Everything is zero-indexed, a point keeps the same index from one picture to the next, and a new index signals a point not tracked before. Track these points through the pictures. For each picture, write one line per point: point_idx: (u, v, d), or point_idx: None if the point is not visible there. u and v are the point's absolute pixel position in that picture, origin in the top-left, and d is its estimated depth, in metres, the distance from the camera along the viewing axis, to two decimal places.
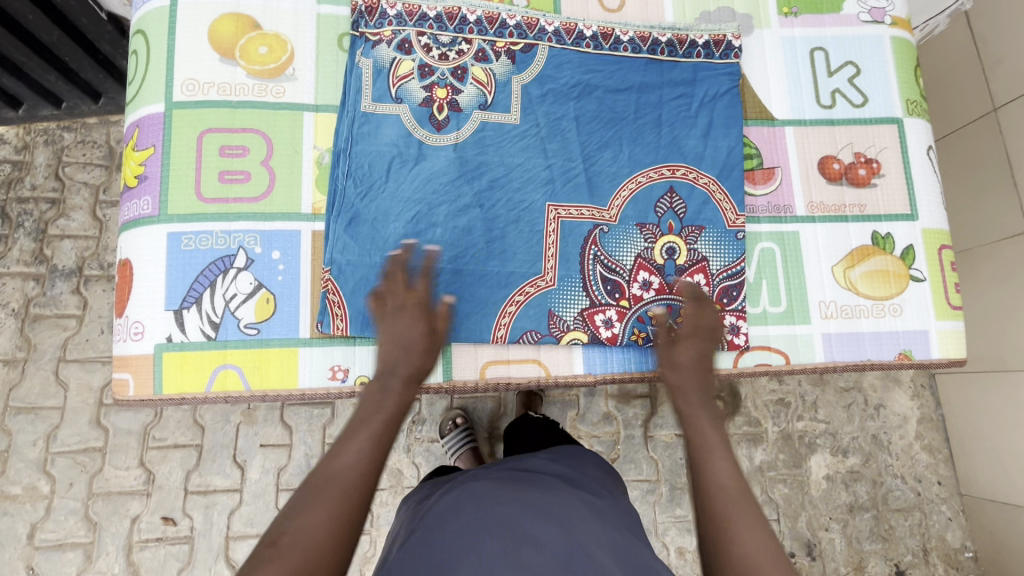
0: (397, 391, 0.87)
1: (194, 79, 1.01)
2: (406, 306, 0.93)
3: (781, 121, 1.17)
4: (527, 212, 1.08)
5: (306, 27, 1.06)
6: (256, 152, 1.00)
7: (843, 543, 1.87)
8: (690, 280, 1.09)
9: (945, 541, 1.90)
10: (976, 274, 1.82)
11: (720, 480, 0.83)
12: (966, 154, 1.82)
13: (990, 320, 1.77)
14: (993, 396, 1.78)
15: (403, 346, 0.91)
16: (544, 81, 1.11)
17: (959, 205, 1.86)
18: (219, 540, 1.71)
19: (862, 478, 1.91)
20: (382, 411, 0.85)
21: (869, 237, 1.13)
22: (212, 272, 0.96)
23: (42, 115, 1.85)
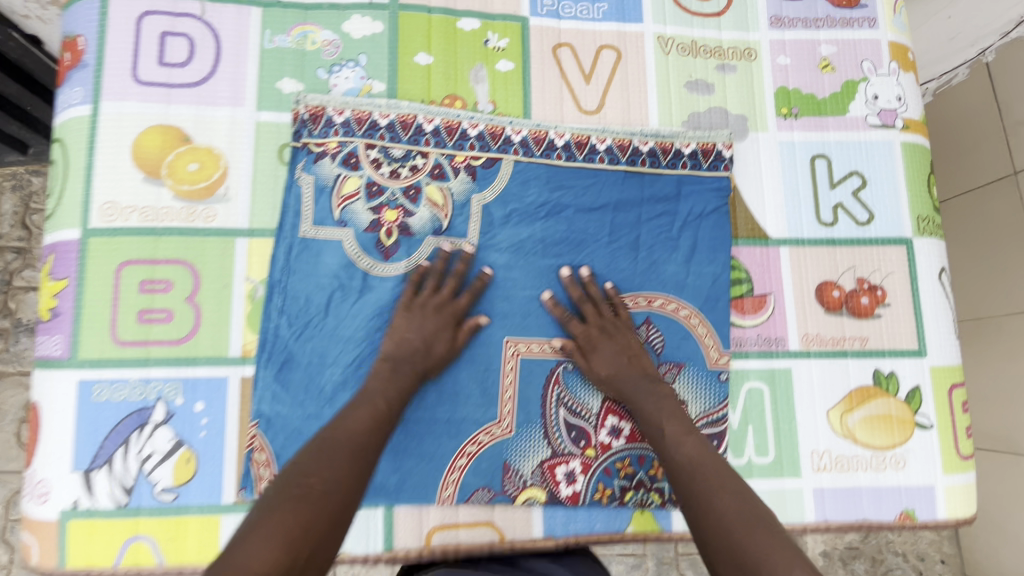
0: (411, 375, 0.88)
1: (114, 201, 0.91)
2: (440, 309, 0.92)
3: (775, 241, 1.05)
4: (482, 350, 0.96)
5: (243, 139, 0.95)
6: (180, 288, 0.90)
7: None
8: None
9: None
10: (989, 347, 1.66)
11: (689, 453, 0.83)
12: (982, 220, 1.67)
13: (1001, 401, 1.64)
14: (1005, 480, 1.64)
15: (424, 338, 0.90)
16: (507, 199, 1.00)
17: (972, 273, 1.70)
18: None
19: (862, 556, 1.77)
20: (395, 389, 0.86)
21: (871, 377, 1.01)
22: (126, 427, 0.86)
23: (6, 161, 1.45)
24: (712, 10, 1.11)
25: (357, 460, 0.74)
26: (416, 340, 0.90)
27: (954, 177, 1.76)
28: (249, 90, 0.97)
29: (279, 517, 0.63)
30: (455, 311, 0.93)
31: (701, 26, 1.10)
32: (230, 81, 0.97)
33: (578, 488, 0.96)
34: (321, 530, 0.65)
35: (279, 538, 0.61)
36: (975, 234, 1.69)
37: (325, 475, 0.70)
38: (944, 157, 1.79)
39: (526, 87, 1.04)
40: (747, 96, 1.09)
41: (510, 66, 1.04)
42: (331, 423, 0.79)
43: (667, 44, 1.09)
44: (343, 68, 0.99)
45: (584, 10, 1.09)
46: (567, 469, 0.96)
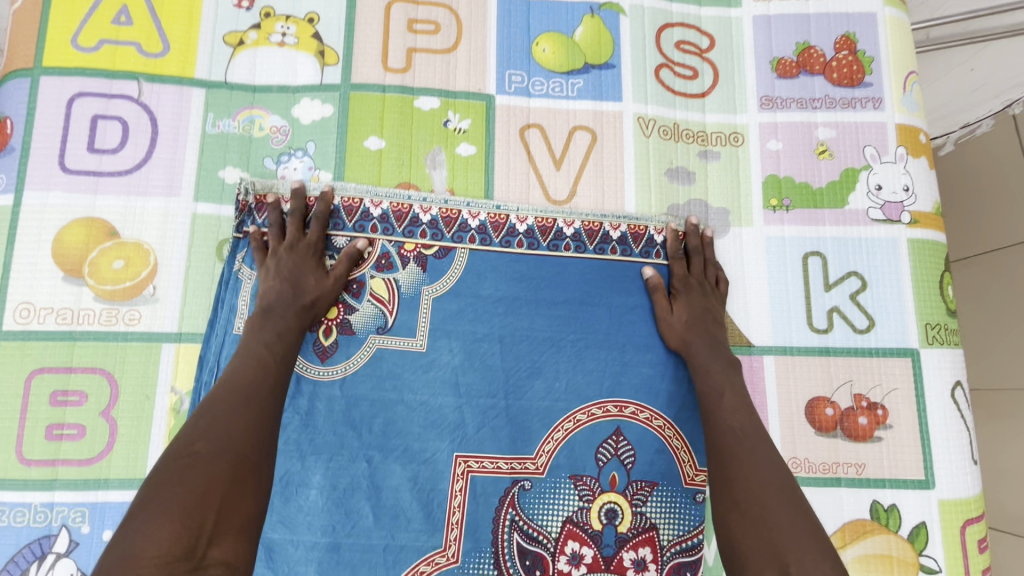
0: (292, 317, 0.81)
1: (30, 302, 0.83)
2: (296, 245, 0.85)
3: (759, 348, 0.94)
4: (427, 466, 0.86)
5: (175, 232, 0.88)
6: (96, 398, 0.82)
7: None
8: (633, 554, 0.88)
9: None
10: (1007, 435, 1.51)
11: (729, 422, 0.80)
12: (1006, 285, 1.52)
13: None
14: None
15: (290, 282, 0.83)
16: (461, 293, 0.91)
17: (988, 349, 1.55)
18: None
19: None
20: (274, 340, 0.79)
21: (869, 509, 0.90)
22: (26, 557, 0.78)
23: None
24: (697, 90, 1.02)
25: (250, 417, 0.68)
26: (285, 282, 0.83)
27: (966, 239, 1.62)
28: (185, 178, 0.90)
29: (169, 489, 0.57)
30: (312, 244, 0.86)
31: (684, 108, 1.01)
32: (165, 168, 0.90)
33: None
34: (223, 496, 0.59)
35: (173, 512, 0.55)
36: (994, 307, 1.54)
37: (212, 437, 0.63)
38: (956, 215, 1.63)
39: (490, 174, 0.96)
40: (734, 184, 0.99)
41: (471, 151, 0.96)
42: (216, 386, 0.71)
43: (647, 126, 1.00)
44: (292, 158, 0.92)
45: (556, 87, 1.00)
46: None
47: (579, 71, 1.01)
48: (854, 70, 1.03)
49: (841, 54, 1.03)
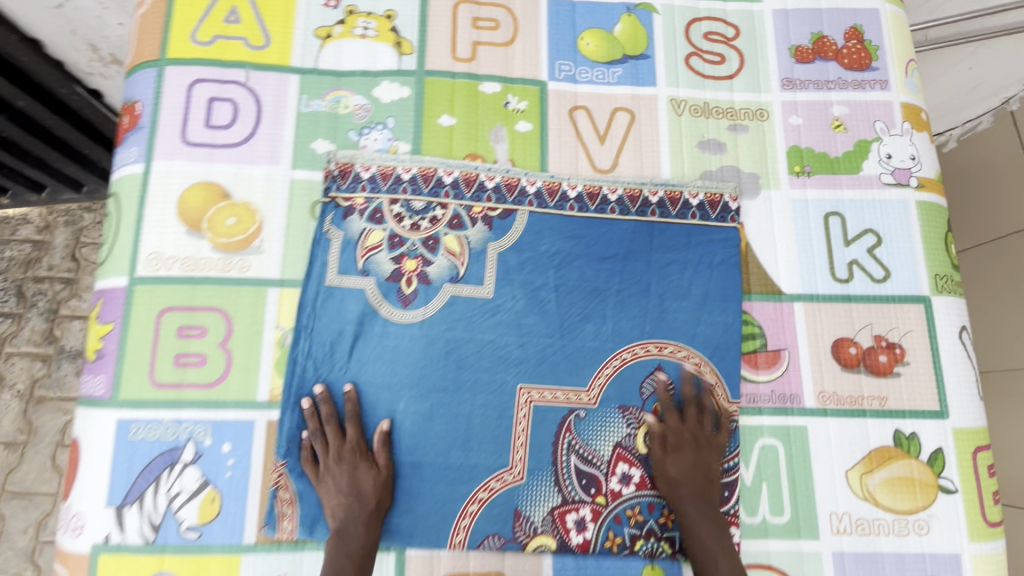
0: (362, 530, 0.87)
1: (159, 252, 0.98)
2: (343, 458, 0.91)
3: (789, 296, 1.06)
4: (496, 395, 0.98)
5: (278, 194, 1.02)
6: (214, 332, 0.96)
7: None
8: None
9: None
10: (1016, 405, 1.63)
11: None
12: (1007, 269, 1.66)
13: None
14: None
15: (356, 495, 0.89)
16: (522, 248, 1.03)
17: (997, 328, 1.68)
18: None
19: None
20: (352, 559, 0.85)
21: (891, 437, 1.00)
22: (158, 465, 0.91)
23: (66, 199, 1.90)
24: (724, 73, 1.16)
25: None
26: (350, 501, 0.88)
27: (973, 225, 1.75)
28: (285, 150, 1.04)
29: None
30: (355, 449, 0.91)
31: (713, 89, 1.15)
32: (268, 142, 1.04)
33: (589, 536, 0.95)
34: None
35: None
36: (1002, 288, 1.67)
37: None
38: (963, 207, 1.78)
39: (544, 147, 1.09)
40: (759, 155, 1.12)
41: (528, 127, 1.10)
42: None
43: (680, 105, 1.14)
44: (373, 130, 1.07)
45: (600, 74, 1.15)
46: (577, 517, 0.96)
47: (619, 61, 1.16)
48: (862, 56, 1.16)
49: (851, 43, 1.17)
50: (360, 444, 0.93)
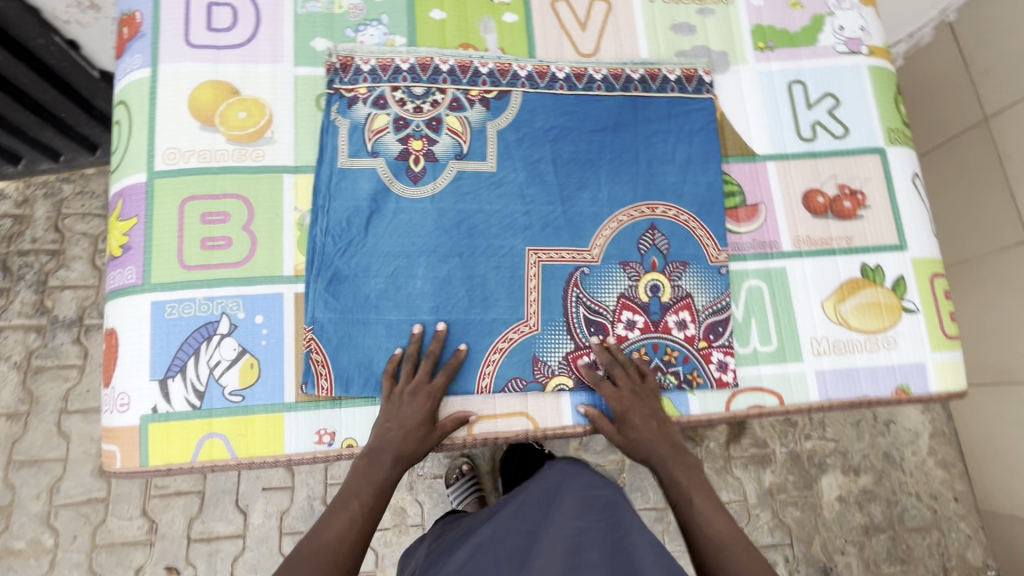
0: (388, 466, 0.92)
1: (175, 147, 1.02)
2: (420, 393, 0.96)
3: (762, 156, 1.17)
4: (507, 258, 1.06)
5: (284, 90, 1.08)
6: (237, 217, 1.01)
7: (860, 567, 1.78)
8: (676, 317, 1.08)
9: (966, 559, 1.81)
10: (975, 284, 1.76)
11: (715, 531, 0.89)
12: (957, 161, 1.77)
13: (994, 333, 1.70)
14: (1003, 403, 1.71)
15: (405, 430, 0.94)
16: (519, 125, 1.11)
17: (953, 218, 1.80)
18: (225, 568, 1.69)
19: (876, 497, 1.82)
20: (373, 487, 0.90)
21: (859, 270, 1.12)
22: (196, 339, 0.96)
23: (42, 170, 1.80)
24: None
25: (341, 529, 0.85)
26: (396, 436, 0.93)
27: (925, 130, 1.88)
28: (287, 49, 1.10)
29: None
30: (433, 396, 0.97)
31: None
32: (270, 42, 1.10)
33: (602, 374, 1.05)
34: None
35: None
36: (953, 180, 1.79)
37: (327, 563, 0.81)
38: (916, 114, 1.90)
39: (530, 36, 1.17)
40: (727, 35, 1.22)
41: (514, 19, 1.17)
42: (307, 537, 0.86)
43: None
44: (369, 27, 1.13)
45: None
46: (590, 360, 1.06)
47: None
48: None
49: None
50: (386, 308, 1.01)
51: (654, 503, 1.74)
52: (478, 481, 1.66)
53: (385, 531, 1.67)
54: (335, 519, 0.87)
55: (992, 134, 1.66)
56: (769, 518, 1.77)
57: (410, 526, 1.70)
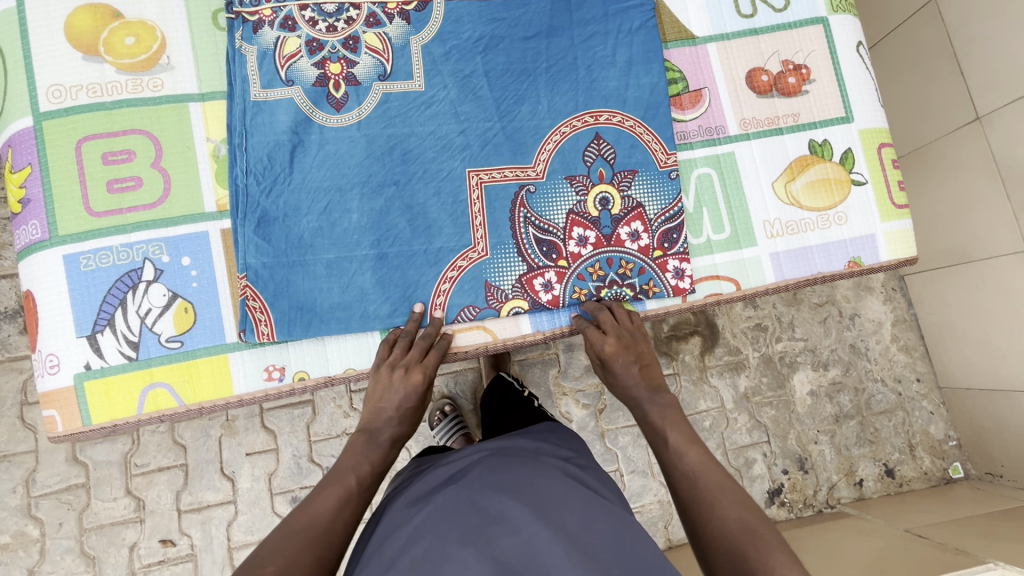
0: (386, 447, 0.92)
1: (60, 83, 0.92)
2: (412, 373, 0.92)
3: (703, 39, 1.11)
4: (446, 182, 0.98)
5: (174, 9, 0.96)
6: (144, 154, 0.93)
7: (833, 453, 1.85)
8: (628, 229, 1.02)
9: (930, 434, 1.90)
10: (931, 171, 1.75)
11: (688, 461, 0.88)
12: (906, 51, 1.73)
13: (945, 216, 1.73)
14: (957, 286, 1.76)
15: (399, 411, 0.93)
16: (445, 38, 1.00)
17: (909, 106, 1.77)
18: (221, 535, 1.68)
19: (844, 388, 1.89)
20: (370, 465, 0.90)
21: (807, 147, 1.10)
22: (120, 289, 0.90)
23: None
24: None
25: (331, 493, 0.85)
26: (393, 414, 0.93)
27: (876, 24, 1.83)
28: None
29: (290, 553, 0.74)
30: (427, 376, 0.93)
31: None
32: None
33: (557, 293, 1.00)
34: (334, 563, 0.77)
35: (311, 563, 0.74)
36: (904, 70, 1.75)
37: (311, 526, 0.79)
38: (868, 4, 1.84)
39: None
40: None
41: None
42: (297, 511, 0.83)
43: None
44: None
45: None
46: (544, 280, 1.00)
47: None
48: None
49: None
50: (323, 247, 0.93)
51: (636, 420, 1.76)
52: (462, 421, 1.66)
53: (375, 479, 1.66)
54: (324, 495, 0.84)
55: (940, 14, 1.59)
56: (747, 420, 1.83)
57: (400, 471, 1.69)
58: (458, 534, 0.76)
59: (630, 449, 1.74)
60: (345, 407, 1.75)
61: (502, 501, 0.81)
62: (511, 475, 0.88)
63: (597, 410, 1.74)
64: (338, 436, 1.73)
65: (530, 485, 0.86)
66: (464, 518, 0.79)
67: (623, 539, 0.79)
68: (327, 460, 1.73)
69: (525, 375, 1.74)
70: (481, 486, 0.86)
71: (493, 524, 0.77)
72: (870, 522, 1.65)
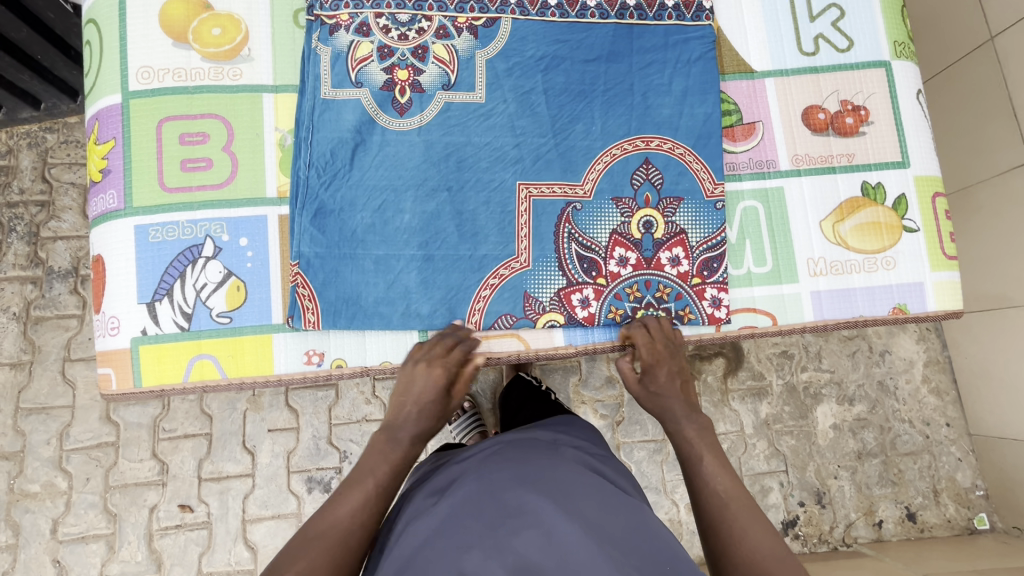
0: (406, 445, 0.92)
1: (149, 66, 0.99)
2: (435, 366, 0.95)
3: (761, 73, 1.12)
4: (497, 192, 1.01)
5: (260, 5, 1.02)
6: (216, 137, 0.98)
7: (852, 490, 1.81)
8: (669, 254, 1.03)
9: (956, 481, 1.84)
10: (977, 212, 1.70)
11: (714, 484, 0.89)
12: (961, 86, 1.68)
13: (993, 259, 1.66)
14: (994, 328, 1.70)
15: (420, 404, 0.94)
16: (509, 54, 1.04)
17: (959, 144, 1.73)
18: (236, 506, 1.73)
19: (869, 425, 1.84)
20: (390, 465, 0.90)
21: (859, 188, 1.09)
22: (181, 262, 0.95)
23: (21, 118, 1.76)
24: None
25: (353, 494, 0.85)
26: (413, 410, 0.94)
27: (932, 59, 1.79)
28: None
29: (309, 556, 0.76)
30: (450, 369, 0.95)
31: None
32: None
33: (593, 310, 1.02)
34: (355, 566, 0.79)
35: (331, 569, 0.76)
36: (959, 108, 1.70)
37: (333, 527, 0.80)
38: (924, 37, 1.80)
39: None
40: None
41: None
42: (320, 510, 0.84)
43: None
44: None
45: None
46: (582, 296, 1.02)
47: None
48: None
49: None
50: (373, 244, 0.97)
51: (653, 436, 1.75)
52: (480, 418, 1.68)
53: None
54: (344, 499, 0.84)
55: (997, 53, 1.56)
56: (765, 447, 1.80)
57: None
58: (478, 534, 0.75)
59: (645, 464, 1.73)
60: (366, 394, 1.79)
61: (520, 494, 0.80)
62: (530, 469, 0.88)
63: (614, 421, 1.73)
64: (358, 421, 1.76)
65: (551, 478, 0.85)
66: (483, 516, 0.79)
67: (642, 541, 0.77)
68: (344, 444, 1.75)
69: (545, 378, 1.75)
70: (501, 480, 0.85)
71: (512, 517, 0.77)
72: (887, 565, 1.60)
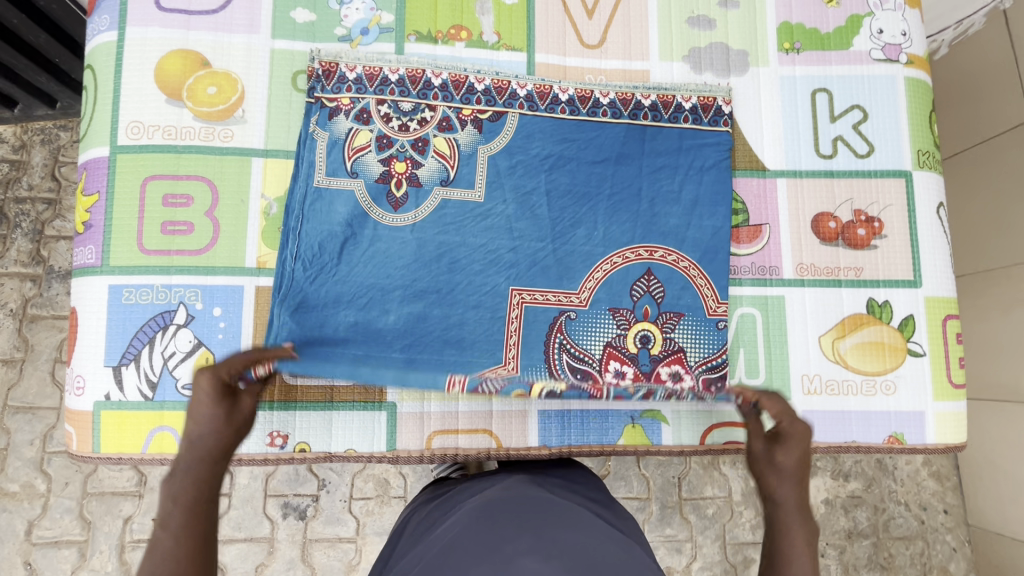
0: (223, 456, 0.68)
1: (140, 121, 0.96)
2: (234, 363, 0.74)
3: (773, 172, 1.06)
4: (488, 296, 0.97)
5: (259, 64, 1.00)
6: (200, 201, 0.96)
7: (839, 571, 1.73)
8: (668, 370, 0.98)
9: (948, 572, 1.76)
10: (995, 301, 1.61)
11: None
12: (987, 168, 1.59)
13: (1001, 352, 1.60)
14: (1000, 423, 1.62)
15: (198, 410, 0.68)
16: (513, 152, 1.00)
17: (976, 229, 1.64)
18: None
19: (863, 503, 1.76)
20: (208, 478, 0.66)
21: (864, 305, 1.03)
22: (151, 328, 0.93)
23: (38, 115, 1.62)
24: None
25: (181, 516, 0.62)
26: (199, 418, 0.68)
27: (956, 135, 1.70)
28: (264, 19, 1.01)
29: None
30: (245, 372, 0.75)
31: None
32: (246, 10, 1.01)
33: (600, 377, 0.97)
34: None
35: None
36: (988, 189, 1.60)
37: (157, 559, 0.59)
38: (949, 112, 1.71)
39: (531, 21, 1.06)
40: (749, 32, 1.10)
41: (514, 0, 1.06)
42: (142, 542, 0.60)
43: None
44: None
45: None
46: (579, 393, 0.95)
47: None
48: None
49: None
50: (353, 344, 0.93)
51: (637, 493, 1.66)
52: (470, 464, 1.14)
53: (366, 501, 1.53)
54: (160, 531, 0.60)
55: None
56: (753, 516, 1.69)
57: (392, 498, 1.56)
58: (471, 556, 0.68)
59: None
60: None
61: (516, 527, 0.73)
62: (531, 503, 0.82)
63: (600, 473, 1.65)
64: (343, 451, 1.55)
65: (549, 513, 0.79)
66: (478, 540, 0.71)
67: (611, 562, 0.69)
68: (324, 471, 1.58)
69: None
70: (501, 512, 0.78)
71: (505, 543, 0.69)
72: None
